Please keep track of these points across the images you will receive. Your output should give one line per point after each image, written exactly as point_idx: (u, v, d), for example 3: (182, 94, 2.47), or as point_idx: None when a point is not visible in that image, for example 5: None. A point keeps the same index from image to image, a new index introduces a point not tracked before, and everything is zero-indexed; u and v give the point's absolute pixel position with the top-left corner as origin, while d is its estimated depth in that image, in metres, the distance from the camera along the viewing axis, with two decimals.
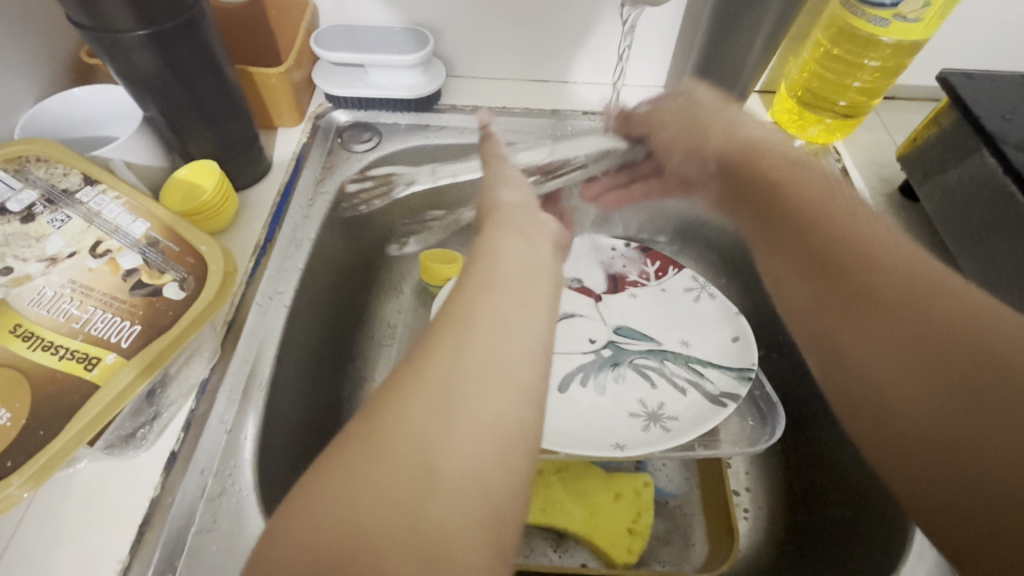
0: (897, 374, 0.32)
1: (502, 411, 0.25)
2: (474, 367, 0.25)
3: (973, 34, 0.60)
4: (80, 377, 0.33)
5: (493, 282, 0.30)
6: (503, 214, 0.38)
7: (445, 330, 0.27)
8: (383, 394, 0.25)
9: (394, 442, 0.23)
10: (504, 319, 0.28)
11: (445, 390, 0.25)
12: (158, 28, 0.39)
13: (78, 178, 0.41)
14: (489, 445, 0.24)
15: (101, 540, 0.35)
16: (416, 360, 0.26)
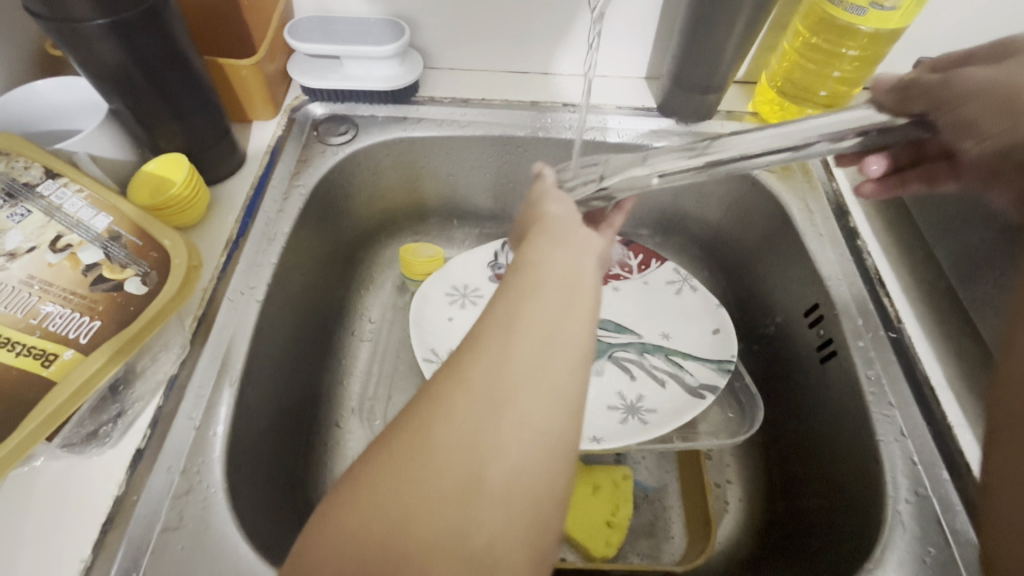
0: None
1: (549, 417, 0.25)
2: (524, 375, 0.26)
3: (945, 24, 0.60)
4: (36, 374, 0.32)
5: (536, 284, 0.29)
6: (549, 224, 0.35)
7: (488, 333, 0.28)
8: (423, 397, 0.26)
9: (440, 449, 0.24)
10: (550, 323, 0.28)
11: (489, 395, 0.25)
12: (118, 18, 0.38)
13: (39, 172, 0.40)
14: (532, 453, 0.25)
15: (62, 539, 0.35)
16: (451, 368, 0.27)
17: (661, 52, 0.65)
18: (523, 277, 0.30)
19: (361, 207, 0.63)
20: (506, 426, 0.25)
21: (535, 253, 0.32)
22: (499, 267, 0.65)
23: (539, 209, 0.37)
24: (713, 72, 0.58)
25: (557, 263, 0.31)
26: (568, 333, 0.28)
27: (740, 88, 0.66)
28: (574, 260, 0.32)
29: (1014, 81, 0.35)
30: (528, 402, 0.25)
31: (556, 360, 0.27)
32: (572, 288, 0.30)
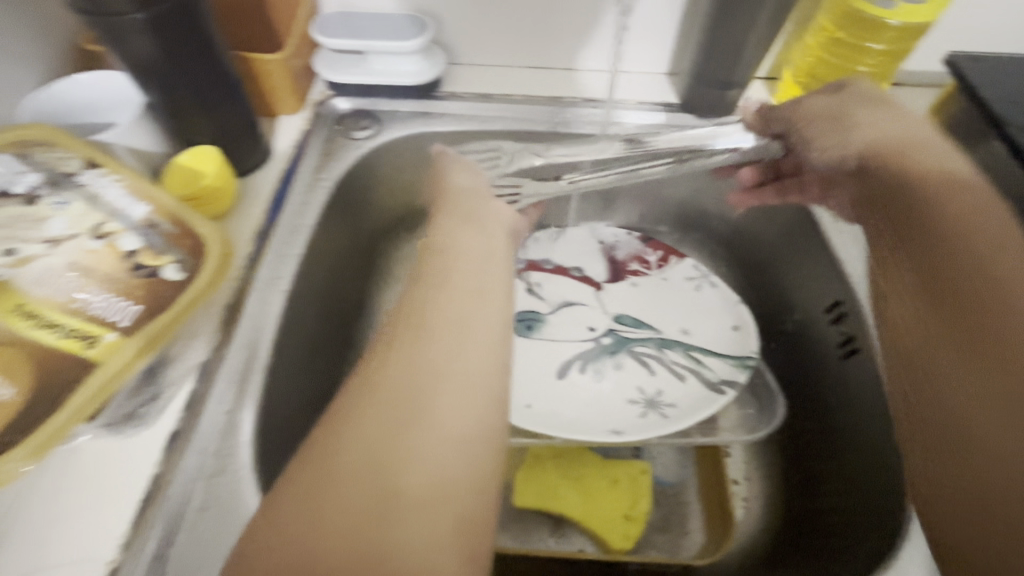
0: (992, 426, 0.28)
1: (466, 414, 0.26)
2: (436, 375, 0.27)
3: (973, 19, 0.60)
4: (80, 355, 0.34)
5: (443, 283, 0.32)
6: (452, 200, 0.41)
7: (402, 339, 0.29)
8: (340, 407, 0.27)
9: (354, 459, 0.24)
10: (459, 320, 0.30)
11: (404, 397, 0.26)
12: (156, 12, 0.40)
13: (79, 162, 0.41)
14: (450, 452, 0.25)
15: (100, 515, 0.36)
16: (368, 375, 0.28)
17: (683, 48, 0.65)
18: (431, 280, 0.32)
19: (383, 201, 0.64)
20: (422, 424, 0.26)
21: (443, 246, 0.35)
22: (517, 262, 0.65)
23: (446, 182, 0.43)
24: (736, 67, 0.58)
25: (465, 250, 0.35)
26: (477, 328, 0.30)
27: (763, 84, 0.66)
28: (481, 261, 0.34)
29: (843, 103, 0.42)
30: (443, 400, 0.26)
31: (466, 356, 0.28)
32: (478, 285, 0.32)
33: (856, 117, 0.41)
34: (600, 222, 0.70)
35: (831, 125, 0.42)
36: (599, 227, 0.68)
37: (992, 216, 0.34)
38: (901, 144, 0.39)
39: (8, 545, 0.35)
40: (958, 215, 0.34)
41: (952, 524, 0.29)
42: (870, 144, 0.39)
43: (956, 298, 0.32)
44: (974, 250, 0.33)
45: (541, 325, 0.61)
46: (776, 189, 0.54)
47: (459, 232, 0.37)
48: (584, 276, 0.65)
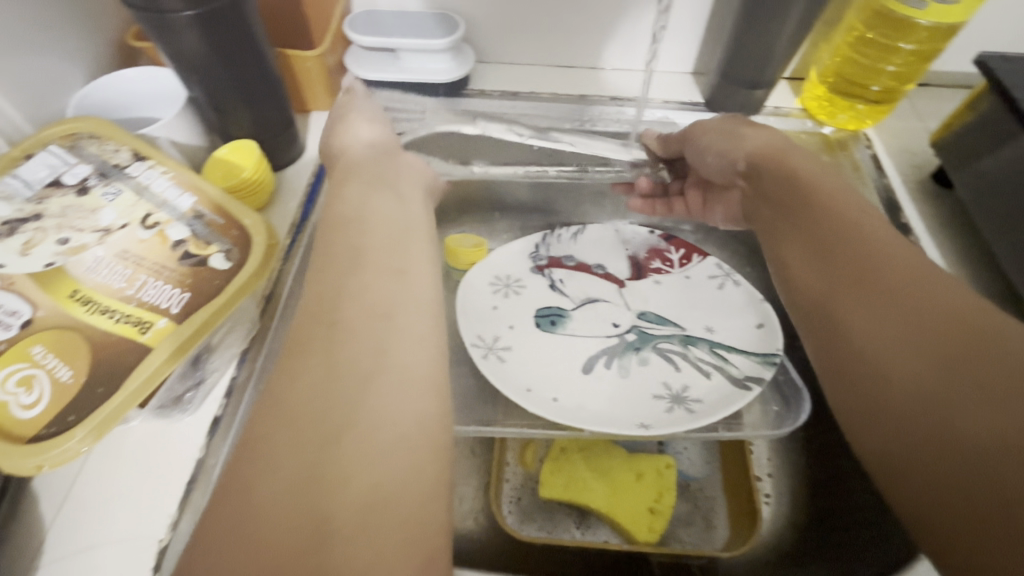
0: (884, 339, 0.31)
1: (399, 414, 0.26)
2: (362, 377, 0.27)
3: (1005, 22, 0.60)
4: (134, 340, 0.35)
5: (361, 261, 0.32)
6: (354, 159, 0.45)
7: (317, 334, 0.28)
8: (264, 408, 0.26)
9: (273, 483, 0.23)
10: (381, 311, 0.30)
11: (334, 388, 0.26)
12: (205, 9, 0.41)
13: (128, 155, 0.42)
14: (389, 457, 0.25)
15: (148, 495, 0.37)
16: (284, 374, 0.27)
17: (710, 48, 0.66)
18: (347, 262, 0.32)
19: None
20: (356, 413, 0.25)
21: (352, 217, 0.36)
22: (540, 258, 0.66)
23: (347, 137, 0.48)
24: (764, 67, 0.58)
25: (377, 220, 0.36)
26: (400, 317, 0.30)
27: (789, 86, 0.67)
28: (395, 243, 0.34)
29: (733, 120, 0.51)
30: (372, 403, 0.26)
31: (394, 350, 0.28)
32: (402, 261, 0.33)
33: (744, 132, 0.49)
34: (623, 223, 0.70)
35: (724, 136, 0.50)
36: (623, 227, 0.69)
37: (849, 196, 0.40)
38: (781, 150, 0.45)
39: (61, 521, 0.36)
40: (826, 194, 0.40)
41: (875, 443, 0.30)
42: (756, 150, 0.47)
43: (835, 250, 0.36)
44: (843, 217, 0.38)
45: (565, 321, 0.62)
46: (666, 204, 0.59)
47: (367, 196, 0.38)
48: (606, 273, 0.66)
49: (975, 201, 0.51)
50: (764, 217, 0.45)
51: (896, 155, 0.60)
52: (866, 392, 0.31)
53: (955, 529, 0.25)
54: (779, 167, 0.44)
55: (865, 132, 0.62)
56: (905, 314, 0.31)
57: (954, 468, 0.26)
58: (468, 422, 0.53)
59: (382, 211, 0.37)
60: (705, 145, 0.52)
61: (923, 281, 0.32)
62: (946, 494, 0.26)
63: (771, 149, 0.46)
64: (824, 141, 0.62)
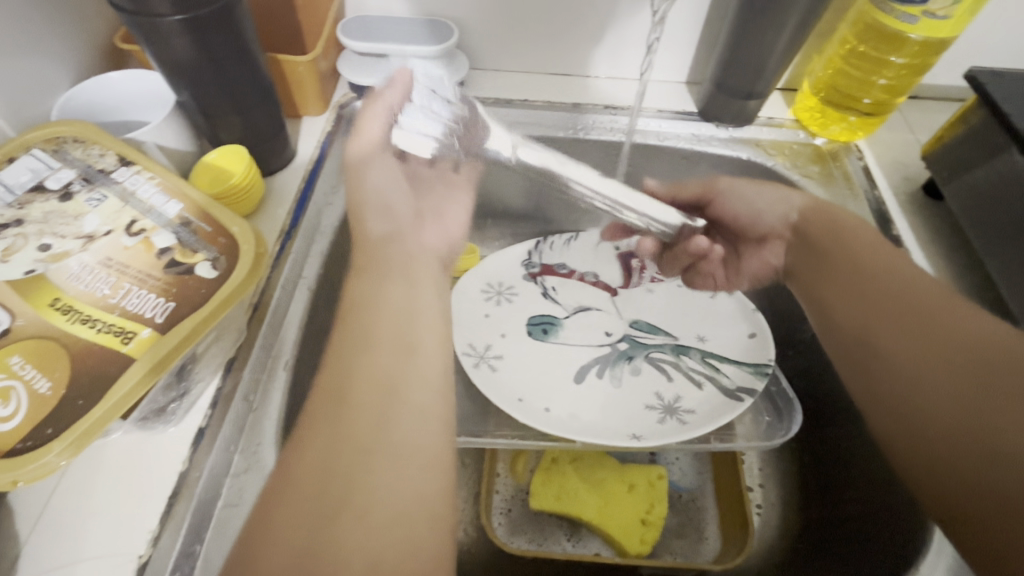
0: (923, 375, 0.37)
1: (399, 492, 0.29)
2: (363, 452, 0.30)
3: (994, 35, 0.60)
4: (117, 350, 0.34)
5: (369, 340, 0.34)
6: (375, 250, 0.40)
7: (327, 410, 0.31)
8: (285, 473, 0.30)
9: (279, 545, 0.27)
10: (390, 385, 0.32)
11: (344, 461, 0.29)
12: (196, 14, 0.40)
13: (114, 159, 0.42)
14: (386, 528, 0.28)
15: (128, 510, 0.36)
16: (301, 444, 0.31)
17: (704, 57, 0.66)
18: (363, 333, 0.34)
19: None
20: (359, 483, 0.29)
21: (368, 297, 0.37)
22: (533, 266, 0.66)
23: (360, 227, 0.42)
24: (757, 78, 0.58)
25: (391, 306, 0.36)
26: (405, 392, 0.32)
27: (781, 96, 0.67)
28: (405, 324, 0.35)
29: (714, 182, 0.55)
30: (375, 480, 0.29)
31: (392, 426, 0.31)
32: (411, 337, 0.35)
33: (724, 184, 0.55)
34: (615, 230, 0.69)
35: (749, 185, 0.54)
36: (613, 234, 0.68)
37: (884, 245, 0.46)
38: (813, 199, 0.51)
39: (38, 536, 0.35)
40: (864, 246, 0.46)
41: (909, 453, 0.37)
42: (789, 199, 0.52)
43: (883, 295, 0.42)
44: (898, 266, 0.43)
45: (557, 329, 0.61)
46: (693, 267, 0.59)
47: (382, 285, 0.37)
48: (599, 281, 0.66)
49: (966, 211, 0.51)
50: (800, 259, 0.51)
51: (887, 167, 0.61)
52: (904, 412, 0.38)
53: (998, 546, 0.31)
54: (819, 216, 0.50)
55: (855, 143, 0.62)
56: (933, 356, 0.37)
57: (972, 492, 0.33)
58: (459, 432, 0.53)
59: (396, 300, 0.37)
60: (731, 195, 0.54)
61: (965, 323, 0.38)
62: (973, 507, 0.33)
63: (813, 203, 0.51)
64: (815, 152, 0.63)
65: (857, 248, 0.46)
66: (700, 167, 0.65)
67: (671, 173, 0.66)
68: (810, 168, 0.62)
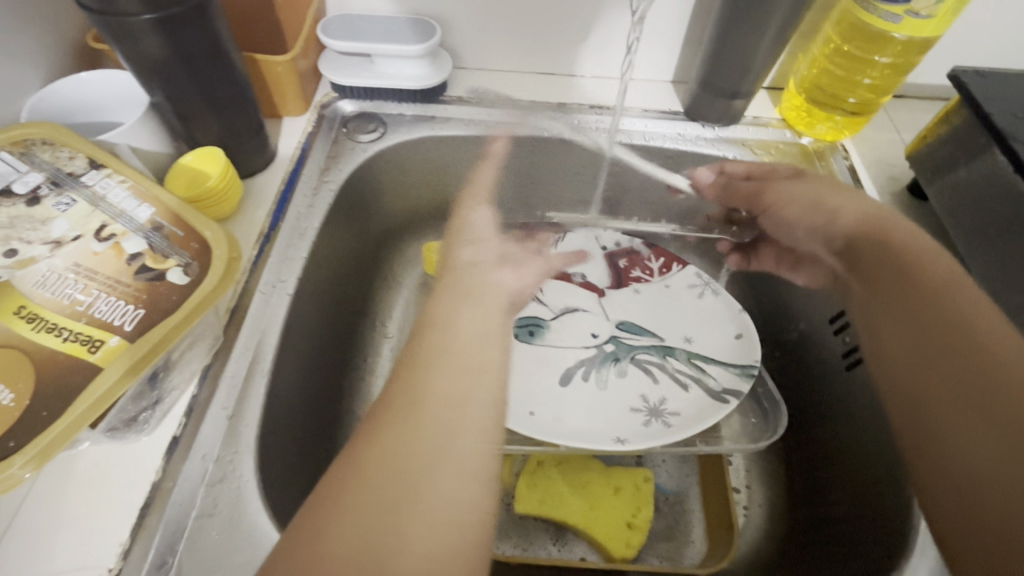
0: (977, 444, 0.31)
1: (458, 501, 0.26)
2: (430, 455, 0.27)
3: (978, 34, 0.60)
4: (83, 359, 0.33)
5: (444, 350, 0.32)
6: (460, 277, 0.38)
7: (398, 412, 0.29)
8: (335, 474, 0.27)
9: (336, 544, 0.24)
10: (459, 397, 0.30)
11: (393, 480, 0.26)
12: (166, 13, 0.39)
13: (83, 162, 0.41)
14: (442, 542, 0.25)
15: (98, 522, 0.35)
16: (360, 445, 0.28)
17: (689, 56, 0.65)
18: (432, 341, 0.32)
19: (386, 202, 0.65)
20: (419, 487, 0.26)
21: (442, 313, 0.35)
22: None
23: (452, 257, 0.42)
24: (742, 78, 0.58)
25: (466, 324, 0.34)
26: (473, 407, 0.30)
27: (768, 95, 0.67)
28: (478, 343, 0.33)
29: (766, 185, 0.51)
30: (434, 492, 0.26)
31: (460, 438, 0.28)
32: (480, 353, 0.32)
33: (783, 186, 0.50)
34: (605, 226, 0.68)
35: (802, 193, 0.48)
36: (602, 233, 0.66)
37: (949, 266, 0.39)
38: (865, 207, 0.44)
39: (4, 550, 0.34)
40: (928, 268, 0.39)
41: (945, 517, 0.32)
42: (823, 203, 0.47)
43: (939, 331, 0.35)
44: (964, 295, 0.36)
45: (543, 331, 0.61)
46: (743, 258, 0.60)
47: (459, 305, 0.36)
48: (586, 282, 0.65)
49: (952, 212, 0.51)
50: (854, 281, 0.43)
51: (871, 167, 0.60)
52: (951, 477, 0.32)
53: None
54: (870, 227, 0.43)
55: (841, 142, 0.62)
56: (983, 417, 0.32)
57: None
58: None
59: (471, 316, 0.35)
60: (777, 204, 0.50)
61: None
62: None
63: (868, 219, 0.43)
64: (801, 152, 0.62)
65: (925, 275, 0.38)
66: (686, 167, 0.64)
67: None
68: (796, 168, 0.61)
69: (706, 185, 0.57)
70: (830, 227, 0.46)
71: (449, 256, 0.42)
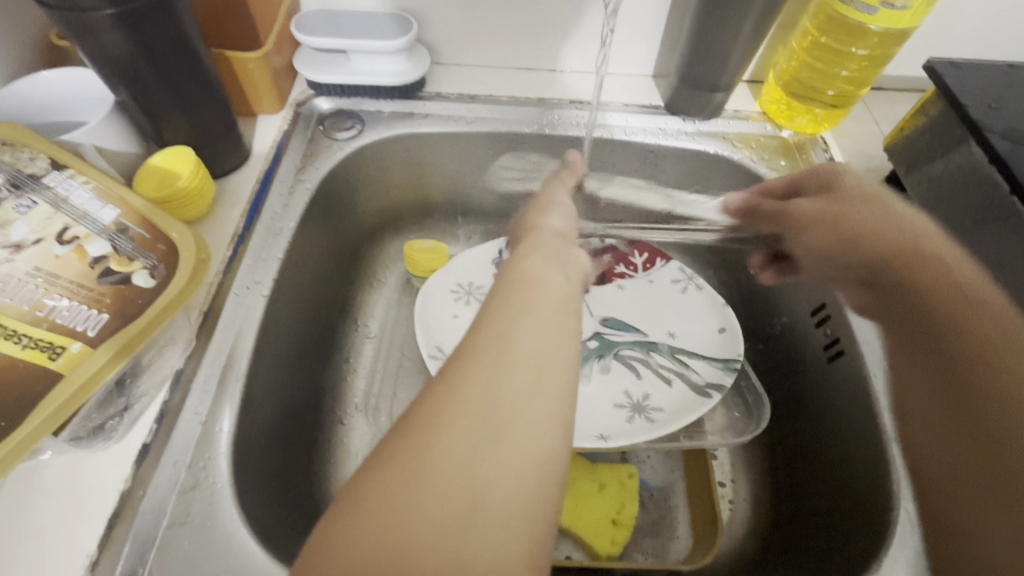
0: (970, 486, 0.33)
1: (543, 447, 0.24)
2: (518, 399, 0.25)
3: (955, 26, 0.61)
4: (44, 366, 0.32)
5: (529, 303, 0.29)
6: (540, 239, 0.36)
7: (483, 352, 0.26)
8: (428, 403, 0.25)
9: (436, 473, 0.23)
10: (545, 348, 0.27)
11: (487, 417, 0.24)
12: (127, 7, 0.38)
13: (45, 163, 0.39)
14: (530, 481, 0.23)
15: (67, 533, 0.34)
16: (450, 379, 0.26)
17: (670, 50, 0.65)
18: (518, 291, 0.30)
19: (367, 201, 0.64)
20: (511, 428, 0.24)
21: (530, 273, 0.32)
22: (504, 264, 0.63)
23: (540, 221, 0.39)
24: (721, 71, 0.57)
25: (548, 282, 0.31)
26: (559, 357, 0.27)
27: (748, 88, 0.67)
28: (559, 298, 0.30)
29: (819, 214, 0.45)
30: (524, 432, 0.24)
31: (545, 382, 0.26)
32: (563, 310, 0.30)
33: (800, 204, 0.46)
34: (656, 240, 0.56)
35: (821, 213, 0.45)
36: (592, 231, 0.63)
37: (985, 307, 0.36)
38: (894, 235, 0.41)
39: None
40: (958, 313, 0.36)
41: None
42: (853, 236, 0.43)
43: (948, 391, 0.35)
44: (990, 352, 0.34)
45: None
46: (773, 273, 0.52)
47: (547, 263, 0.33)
48: None
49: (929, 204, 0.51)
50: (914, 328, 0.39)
51: (851, 159, 0.61)
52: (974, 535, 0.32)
53: None
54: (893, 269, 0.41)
55: (821, 135, 0.62)
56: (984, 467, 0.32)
57: None
58: None
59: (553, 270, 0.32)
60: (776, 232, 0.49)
61: None
62: None
63: (893, 249, 0.41)
64: (782, 145, 0.62)
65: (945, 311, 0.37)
66: (668, 162, 0.64)
67: (641, 168, 0.65)
68: (777, 161, 0.61)
69: (737, 210, 0.51)
70: (849, 259, 0.43)
71: (536, 222, 0.39)
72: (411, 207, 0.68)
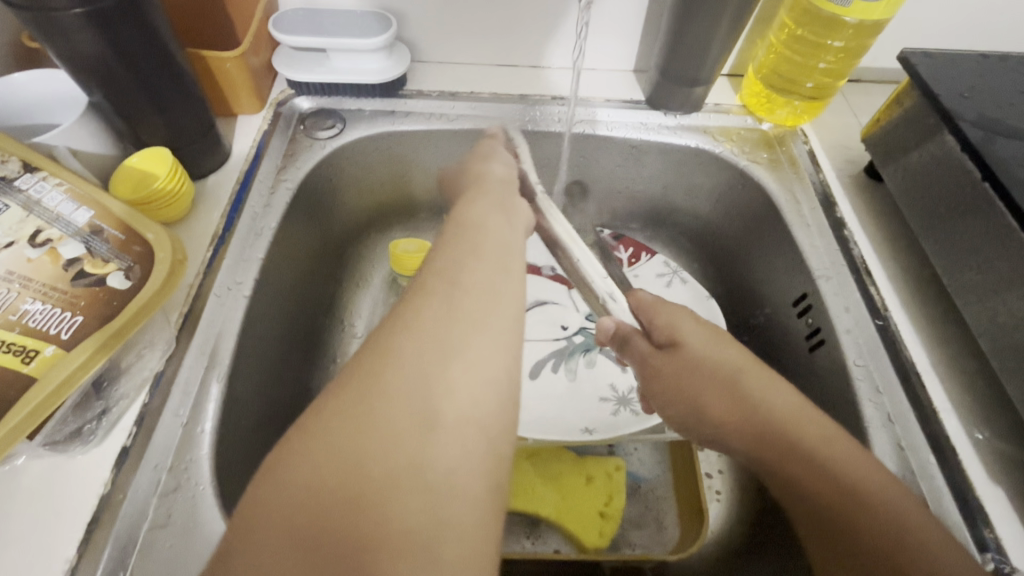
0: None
1: (492, 365, 0.29)
2: (464, 324, 0.30)
3: (930, 18, 0.61)
4: (17, 371, 0.32)
5: (476, 249, 0.34)
6: (488, 183, 0.44)
7: (434, 289, 0.31)
8: (383, 336, 0.30)
9: (393, 391, 0.27)
10: (489, 284, 0.32)
11: (438, 341, 0.29)
12: (96, 7, 0.37)
13: (17, 166, 0.38)
14: (481, 393, 0.28)
15: (46, 539, 0.34)
16: (405, 314, 0.30)
17: (648, 46, 0.65)
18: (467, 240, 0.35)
19: (350, 201, 0.64)
20: (462, 346, 0.29)
21: (479, 220, 0.37)
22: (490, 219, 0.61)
23: (484, 166, 0.47)
24: (701, 64, 0.58)
25: (496, 234, 0.36)
26: (503, 293, 0.32)
27: (727, 82, 0.68)
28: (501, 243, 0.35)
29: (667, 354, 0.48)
30: (474, 347, 0.29)
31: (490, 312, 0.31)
32: (507, 257, 0.35)
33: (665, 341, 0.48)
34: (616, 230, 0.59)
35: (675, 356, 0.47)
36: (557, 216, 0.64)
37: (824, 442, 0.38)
38: (727, 387, 0.44)
39: None
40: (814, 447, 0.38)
41: None
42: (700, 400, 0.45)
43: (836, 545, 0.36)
44: (841, 491, 0.36)
45: None
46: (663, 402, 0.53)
47: (490, 215, 0.38)
48: (556, 275, 0.64)
49: (906, 192, 0.52)
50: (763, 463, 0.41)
51: (830, 151, 0.61)
52: None
53: None
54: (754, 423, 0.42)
55: (800, 128, 0.63)
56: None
57: None
58: None
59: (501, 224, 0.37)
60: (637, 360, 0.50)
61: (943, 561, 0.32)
62: None
63: (723, 379, 0.44)
64: (763, 138, 0.63)
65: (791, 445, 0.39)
66: (651, 158, 0.64)
67: (622, 163, 0.66)
68: (759, 154, 0.61)
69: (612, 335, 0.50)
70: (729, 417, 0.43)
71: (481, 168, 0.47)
72: (393, 206, 0.68)
